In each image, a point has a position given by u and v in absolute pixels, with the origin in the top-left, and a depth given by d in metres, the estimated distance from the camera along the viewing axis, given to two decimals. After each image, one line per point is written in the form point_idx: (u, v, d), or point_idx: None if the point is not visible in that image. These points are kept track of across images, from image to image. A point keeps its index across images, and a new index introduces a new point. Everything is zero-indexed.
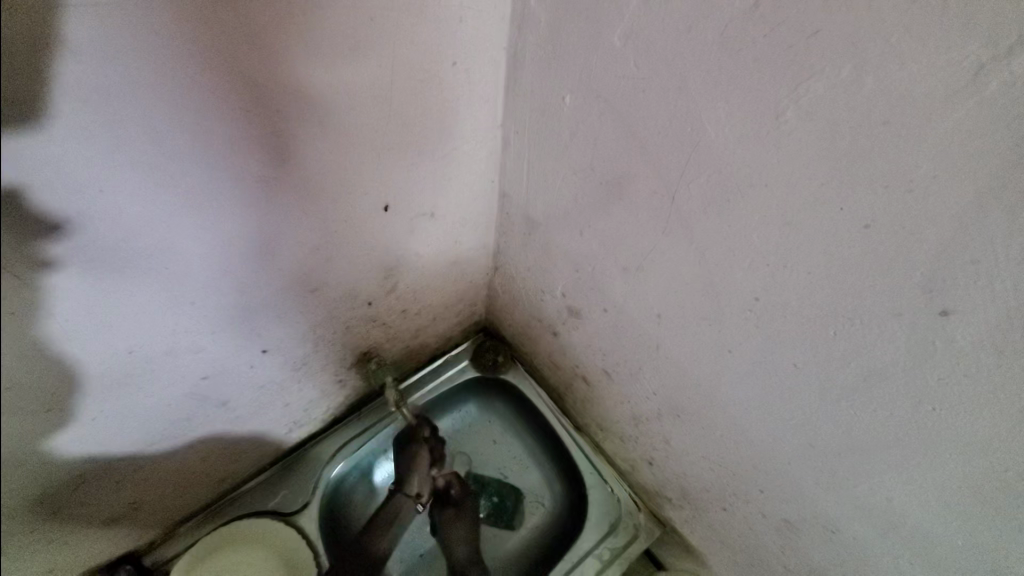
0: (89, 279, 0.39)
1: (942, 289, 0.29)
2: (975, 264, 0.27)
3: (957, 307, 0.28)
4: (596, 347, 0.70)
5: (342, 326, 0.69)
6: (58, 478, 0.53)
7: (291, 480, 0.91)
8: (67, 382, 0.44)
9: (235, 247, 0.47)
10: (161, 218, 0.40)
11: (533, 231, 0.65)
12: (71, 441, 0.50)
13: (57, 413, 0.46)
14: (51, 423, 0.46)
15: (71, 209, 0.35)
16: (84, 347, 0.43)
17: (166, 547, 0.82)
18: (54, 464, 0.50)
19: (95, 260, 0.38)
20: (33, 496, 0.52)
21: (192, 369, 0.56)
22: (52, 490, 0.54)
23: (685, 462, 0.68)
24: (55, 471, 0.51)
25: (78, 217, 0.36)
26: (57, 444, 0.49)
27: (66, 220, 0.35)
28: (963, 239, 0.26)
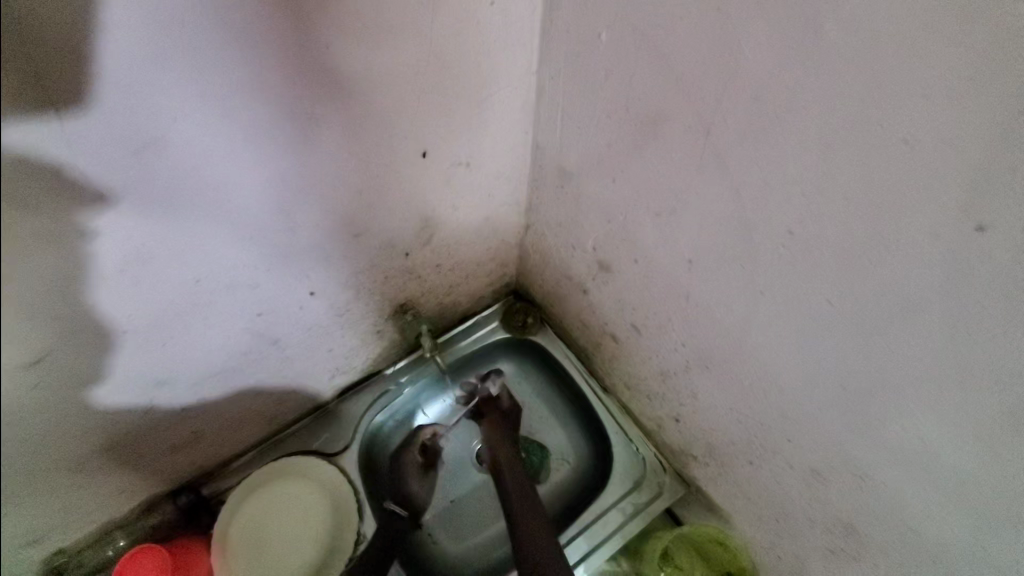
0: (161, 203, 0.43)
1: (980, 204, 0.28)
2: (1016, 173, 0.26)
3: (994, 222, 0.28)
4: (625, 301, 0.71)
5: (381, 275, 0.73)
6: (137, 394, 0.59)
7: (333, 424, 0.97)
8: (143, 302, 0.49)
9: (287, 184, 0.50)
10: (224, 150, 0.44)
11: (566, 183, 0.66)
12: (132, 373, 0.56)
13: (128, 339, 0.51)
14: (109, 357, 0.51)
15: (147, 133, 0.39)
16: (160, 271, 0.48)
17: (222, 481, 0.90)
18: (133, 378, 0.57)
19: (168, 185, 0.42)
20: (121, 408, 0.59)
21: (249, 304, 0.61)
22: (130, 408, 0.60)
23: (712, 417, 0.69)
24: (136, 385, 0.58)
25: (154, 142, 0.39)
26: (138, 361, 0.55)
27: (142, 144, 0.39)
28: (1003, 146, 0.26)
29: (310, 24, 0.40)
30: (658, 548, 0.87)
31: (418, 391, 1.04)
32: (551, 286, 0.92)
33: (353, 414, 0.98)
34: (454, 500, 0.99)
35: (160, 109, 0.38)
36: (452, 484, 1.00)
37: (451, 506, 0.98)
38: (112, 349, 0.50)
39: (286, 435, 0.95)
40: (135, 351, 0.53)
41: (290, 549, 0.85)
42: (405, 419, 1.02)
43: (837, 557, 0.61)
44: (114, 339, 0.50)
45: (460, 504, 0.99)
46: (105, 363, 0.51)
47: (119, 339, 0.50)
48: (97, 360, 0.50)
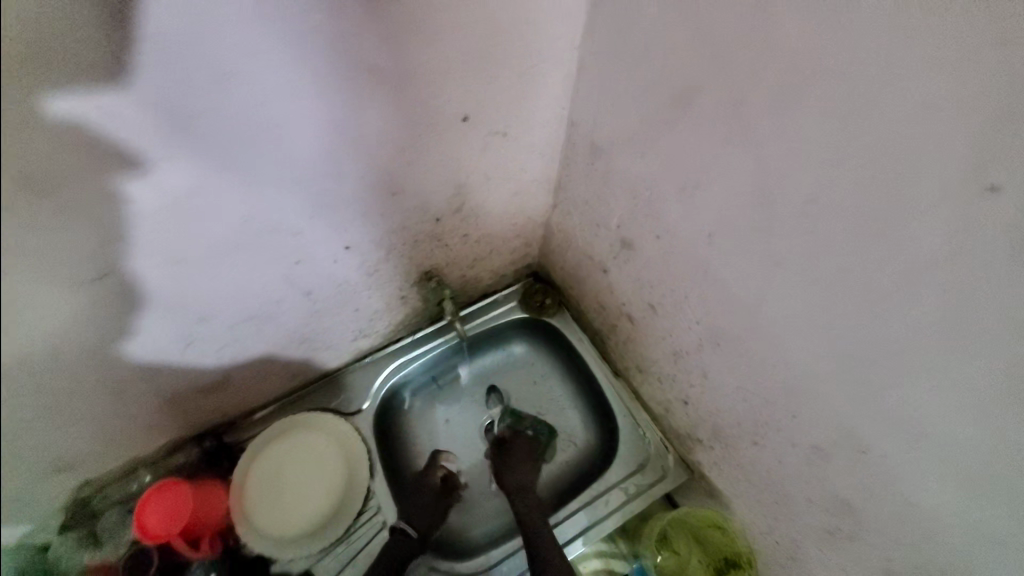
0: (231, 135, 0.47)
1: (992, 162, 0.30)
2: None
3: (1004, 180, 0.30)
4: (644, 280, 0.74)
5: (412, 239, 0.76)
6: (182, 325, 0.63)
7: (352, 385, 1.01)
8: (203, 231, 0.54)
9: (342, 135, 0.54)
10: (292, 93, 0.48)
11: (596, 159, 0.69)
12: (183, 302, 0.61)
13: (183, 267, 0.56)
14: (164, 281, 0.56)
15: (230, 66, 0.43)
16: (220, 202, 0.52)
17: (242, 431, 0.95)
18: (183, 307, 0.61)
19: (239, 118, 0.47)
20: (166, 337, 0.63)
21: (292, 251, 0.65)
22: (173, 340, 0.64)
23: (721, 397, 0.71)
24: (183, 316, 0.62)
25: (234, 76, 0.44)
26: (189, 290, 0.59)
27: (224, 76, 0.43)
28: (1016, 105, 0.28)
29: None
30: (654, 529, 0.89)
31: (434, 363, 1.08)
32: (571, 267, 0.95)
33: (372, 378, 1.03)
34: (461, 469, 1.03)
35: (210, 70, 0.42)
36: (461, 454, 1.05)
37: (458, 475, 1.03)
38: (168, 273, 0.55)
39: (308, 392, 0.99)
40: (187, 281, 0.58)
41: (301, 506, 0.89)
42: (420, 388, 1.08)
43: (832, 538, 0.62)
44: (172, 264, 0.54)
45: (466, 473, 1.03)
46: (161, 286, 0.56)
47: (177, 265, 0.55)
48: (154, 280, 0.54)
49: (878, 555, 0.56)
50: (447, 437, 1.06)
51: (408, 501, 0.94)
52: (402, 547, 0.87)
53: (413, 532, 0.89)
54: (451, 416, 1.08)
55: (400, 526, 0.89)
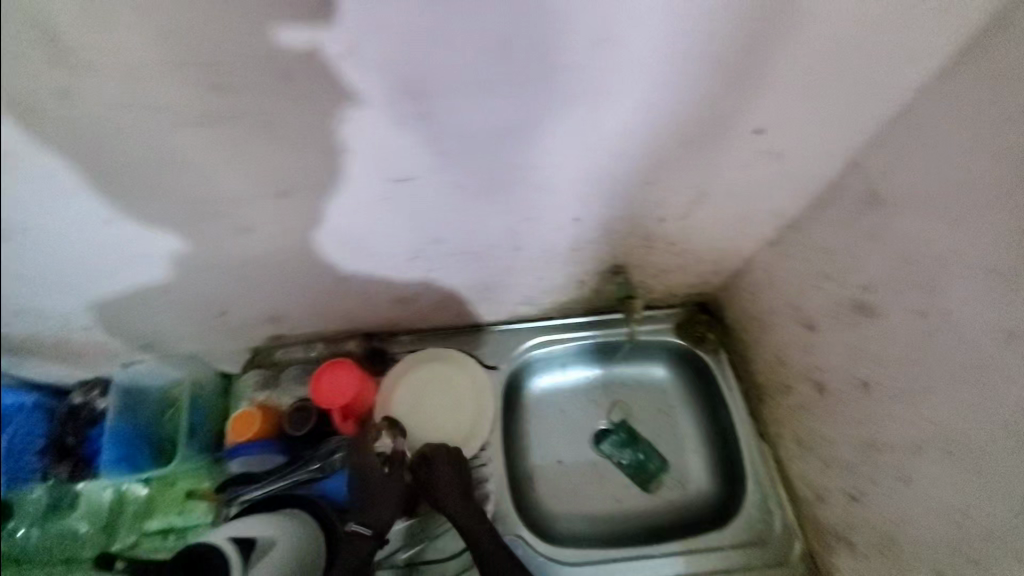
0: (573, 89, 0.52)
1: None
2: None
3: None
4: (868, 353, 0.68)
5: (627, 231, 0.77)
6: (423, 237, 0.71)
7: (499, 343, 1.07)
8: (492, 162, 0.59)
9: (651, 117, 0.57)
10: (640, 67, 0.51)
11: (869, 212, 0.64)
12: (438, 219, 0.67)
13: (459, 187, 0.62)
14: (438, 191, 0.62)
15: (615, 28, 0.47)
16: (523, 145, 0.57)
17: (391, 344, 1.06)
18: (436, 223, 0.68)
19: (587, 75, 0.51)
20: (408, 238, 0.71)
21: (537, 212, 0.68)
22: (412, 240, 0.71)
23: (914, 510, 0.63)
24: (429, 229, 0.69)
25: (612, 38, 0.48)
26: (449, 210, 0.66)
27: (606, 35, 0.47)
28: None
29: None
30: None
31: (574, 352, 1.09)
32: (759, 311, 0.90)
33: (518, 343, 1.07)
34: (563, 462, 1.04)
35: (600, 27, 0.46)
36: (567, 448, 1.06)
37: (560, 466, 1.04)
38: (445, 185, 0.62)
39: (460, 332, 1.06)
40: (451, 200, 0.64)
41: (418, 427, 0.97)
42: (552, 368, 1.11)
43: None
44: (453, 179, 0.61)
45: (568, 467, 1.04)
46: (433, 196, 0.63)
47: (455, 182, 0.61)
48: (433, 188, 0.61)
49: None
50: (561, 425, 1.08)
51: (368, 502, 0.80)
52: (356, 550, 0.76)
53: (369, 532, 0.78)
54: (571, 408, 1.09)
55: (355, 529, 0.77)
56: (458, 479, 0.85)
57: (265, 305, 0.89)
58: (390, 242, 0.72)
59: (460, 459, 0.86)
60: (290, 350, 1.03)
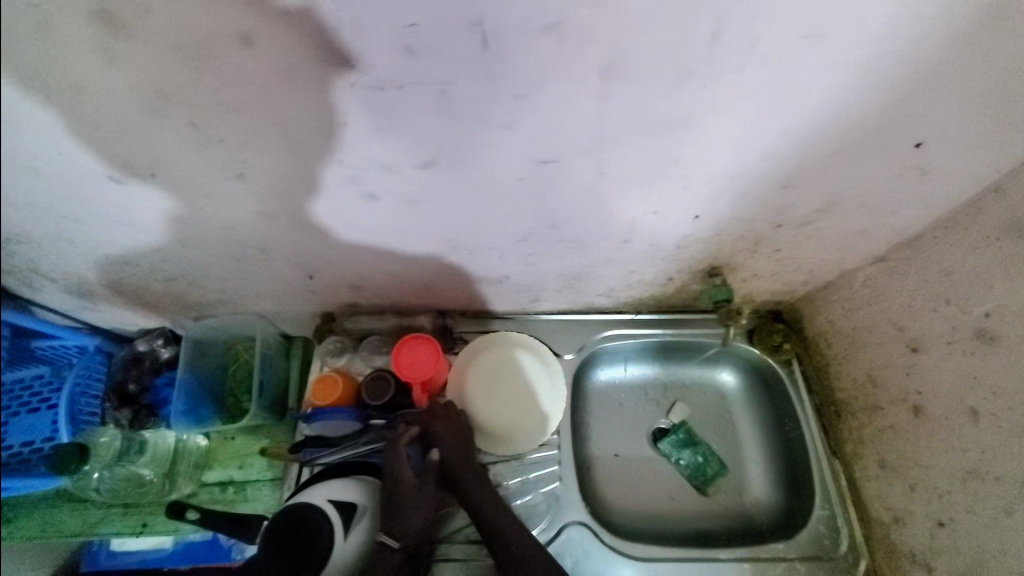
0: (755, 88, 0.50)
1: None
2: None
3: None
4: (985, 382, 0.66)
5: (740, 233, 0.76)
6: (547, 219, 0.71)
7: (572, 331, 1.08)
8: (646, 154, 0.58)
9: (819, 120, 0.55)
10: (830, 70, 0.49)
11: (1012, 240, 0.62)
12: (568, 203, 0.67)
13: (603, 175, 0.62)
14: (582, 177, 0.62)
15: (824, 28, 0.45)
16: (682, 139, 0.56)
17: (465, 323, 1.06)
18: (565, 207, 0.68)
19: (775, 74, 0.49)
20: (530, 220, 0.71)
21: (667, 202, 0.68)
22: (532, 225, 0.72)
23: (1017, 542, 0.63)
24: (556, 213, 0.69)
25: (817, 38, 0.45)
26: (583, 195, 0.65)
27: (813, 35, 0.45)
28: None
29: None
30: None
31: (643, 349, 1.08)
32: (848, 327, 0.89)
33: (591, 335, 1.07)
34: (620, 455, 1.05)
35: (811, 26, 0.44)
36: (626, 442, 1.06)
37: (618, 459, 1.05)
38: (590, 173, 0.61)
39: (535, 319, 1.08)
40: (590, 187, 0.64)
41: (488, 412, 0.97)
42: (619, 363, 1.10)
43: None
44: (601, 167, 0.60)
45: (625, 460, 1.04)
46: (575, 181, 0.62)
47: (601, 170, 0.61)
48: (578, 174, 0.61)
49: None
50: (622, 419, 1.08)
51: (395, 512, 0.79)
52: (383, 559, 0.77)
53: (397, 544, 0.78)
54: (634, 404, 1.09)
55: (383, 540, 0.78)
56: (468, 460, 0.87)
57: (355, 275, 0.89)
58: (509, 224, 0.72)
59: (467, 436, 0.88)
60: (363, 319, 1.02)
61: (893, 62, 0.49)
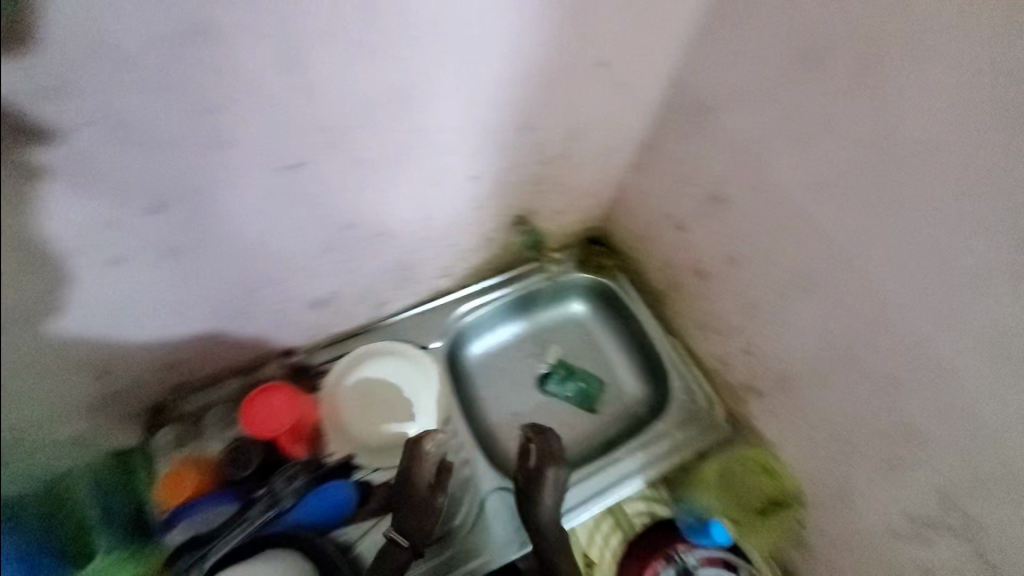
0: (439, 37, 0.58)
1: None
2: None
3: None
4: (727, 235, 0.83)
5: (519, 178, 0.83)
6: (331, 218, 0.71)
7: (427, 322, 1.09)
8: (382, 121, 0.63)
9: (512, 58, 0.65)
10: (493, 11, 0.59)
11: (701, 119, 0.77)
12: (340, 193, 0.69)
13: (353, 152, 0.65)
14: (336, 162, 0.64)
15: None
16: (408, 100, 0.62)
17: (317, 355, 1.00)
18: (340, 200, 0.70)
19: (447, 20, 0.57)
20: (315, 224, 0.71)
21: (433, 167, 0.73)
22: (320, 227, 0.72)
23: (789, 343, 0.80)
24: (336, 209, 0.70)
25: None
26: (349, 181, 0.68)
27: None
28: None
29: None
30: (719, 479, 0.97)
31: (499, 310, 1.15)
32: (641, 228, 1.03)
33: (447, 319, 1.10)
34: (518, 413, 1.11)
35: None
36: (518, 399, 1.12)
37: (516, 417, 1.10)
38: (340, 153, 0.64)
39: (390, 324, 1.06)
40: (351, 170, 0.66)
41: (365, 435, 0.92)
42: (484, 333, 1.15)
43: (891, 465, 0.70)
44: (349, 145, 0.63)
45: (524, 416, 1.11)
46: (331, 167, 0.65)
47: (351, 147, 0.64)
48: (330, 158, 0.64)
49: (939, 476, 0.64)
50: (505, 382, 1.14)
51: (407, 510, 0.83)
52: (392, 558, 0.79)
53: (406, 541, 0.80)
54: (511, 364, 1.16)
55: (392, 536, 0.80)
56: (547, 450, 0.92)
57: (158, 352, 0.79)
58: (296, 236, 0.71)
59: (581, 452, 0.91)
60: (197, 394, 0.91)
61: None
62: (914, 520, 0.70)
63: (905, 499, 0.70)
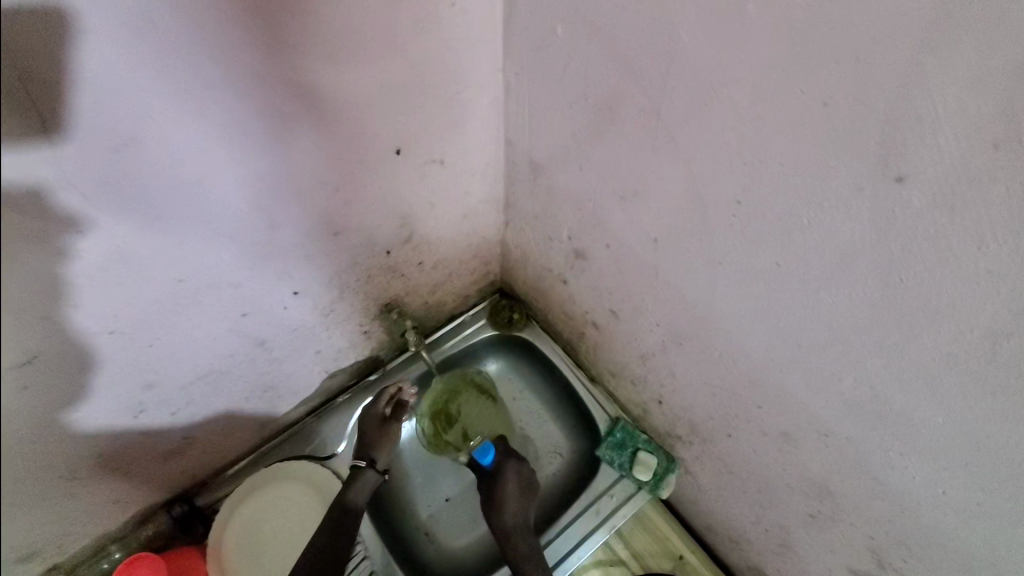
0: (95, 225, 0.42)
1: (897, 155, 0.31)
2: (924, 113, 0.29)
3: (912, 172, 0.31)
4: (601, 289, 0.74)
5: (365, 274, 0.74)
6: (88, 416, 0.57)
7: (323, 429, 0.98)
8: (58, 339, 0.47)
9: (271, 182, 0.51)
10: (202, 148, 0.44)
11: (538, 176, 0.69)
12: (104, 386, 0.56)
13: (75, 365, 0.51)
14: (70, 375, 0.51)
15: (130, 133, 0.40)
16: (131, 287, 0.49)
17: (215, 490, 0.91)
18: (64, 419, 0.55)
19: (109, 208, 0.42)
20: (54, 446, 0.57)
21: (231, 304, 0.61)
22: (69, 434, 0.57)
23: (689, 396, 0.72)
24: (57, 429, 0.55)
25: (134, 141, 0.40)
26: (87, 377, 0.53)
27: (122, 145, 0.40)
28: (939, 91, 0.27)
29: (299, 41, 0.43)
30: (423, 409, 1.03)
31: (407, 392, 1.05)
32: (533, 278, 0.95)
33: (343, 418, 0.99)
34: (450, 498, 1.03)
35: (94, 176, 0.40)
36: (448, 483, 1.04)
37: (448, 503, 1.02)
38: (73, 365, 0.50)
39: (279, 440, 0.96)
40: (122, 353, 0.54)
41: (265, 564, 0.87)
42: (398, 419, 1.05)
43: (818, 520, 0.63)
44: (51, 372, 0.49)
45: (457, 501, 1.03)
46: (69, 382, 0.52)
47: (53, 376, 0.49)
48: (57, 379, 0.50)
49: (860, 532, 0.58)
50: (429, 468, 1.04)
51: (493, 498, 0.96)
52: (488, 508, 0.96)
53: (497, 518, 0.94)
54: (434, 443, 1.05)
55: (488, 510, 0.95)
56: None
57: None
58: (58, 449, 0.57)
59: None
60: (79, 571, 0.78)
61: (255, 114, 0.45)
62: (854, 571, 0.63)
63: (836, 549, 0.63)
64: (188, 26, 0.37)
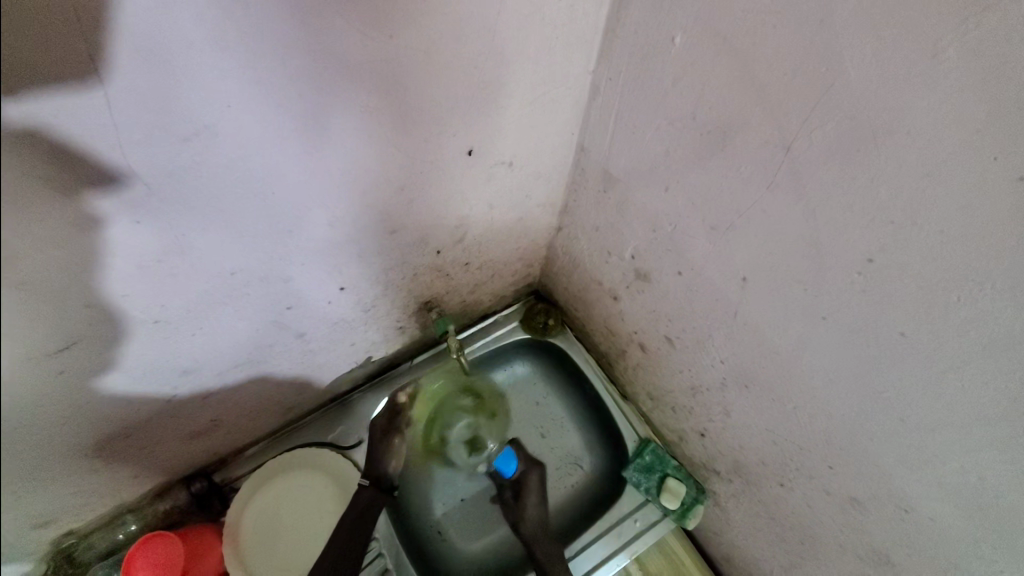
0: (154, 217, 0.39)
1: None
2: None
3: None
4: (660, 313, 0.70)
5: (411, 273, 0.70)
6: (122, 398, 0.55)
7: (346, 417, 0.96)
8: (102, 324, 0.44)
9: (337, 177, 0.47)
10: (274, 140, 0.40)
11: (609, 188, 0.64)
12: (142, 370, 0.53)
13: (114, 350, 0.48)
14: (109, 359, 0.48)
15: (203, 121, 0.36)
16: (182, 277, 0.46)
17: (233, 467, 0.90)
18: (99, 400, 0.52)
19: (170, 199, 0.39)
20: (87, 425, 0.54)
21: (278, 296, 0.57)
22: (103, 414, 0.55)
23: (741, 436, 0.68)
24: (92, 410, 0.52)
25: (207, 130, 0.36)
26: (126, 361, 0.51)
27: (193, 133, 0.36)
28: None
29: (392, 31, 0.38)
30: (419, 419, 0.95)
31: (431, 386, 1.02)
32: (578, 287, 0.91)
33: (368, 408, 0.97)
34: (466, 498, 1.01)
35: (159, 164, 0.36)
36: (465, 483, 1.02)
37: (463, 504, 1.01)
38: (114, 350, 0.48)
39: (302, 423, 0.94)
40: (164, 340, 0.51)
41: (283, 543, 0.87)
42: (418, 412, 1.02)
43: None
44: (91, 356, 0.46)
45: (472, 502, 1.01)
46: (105, 366, 0.49)
47: (92, 360, 0.46)
48: (96, 364, 0.47)
49: None
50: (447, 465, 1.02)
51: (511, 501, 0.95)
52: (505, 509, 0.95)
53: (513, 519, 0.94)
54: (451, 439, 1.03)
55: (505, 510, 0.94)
56: None
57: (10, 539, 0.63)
58: (89, 428, 0.55)
59: None
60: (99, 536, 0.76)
61: (333, 106, 0.41)
62: None
63: None
64: (279, 10, 0.33)
